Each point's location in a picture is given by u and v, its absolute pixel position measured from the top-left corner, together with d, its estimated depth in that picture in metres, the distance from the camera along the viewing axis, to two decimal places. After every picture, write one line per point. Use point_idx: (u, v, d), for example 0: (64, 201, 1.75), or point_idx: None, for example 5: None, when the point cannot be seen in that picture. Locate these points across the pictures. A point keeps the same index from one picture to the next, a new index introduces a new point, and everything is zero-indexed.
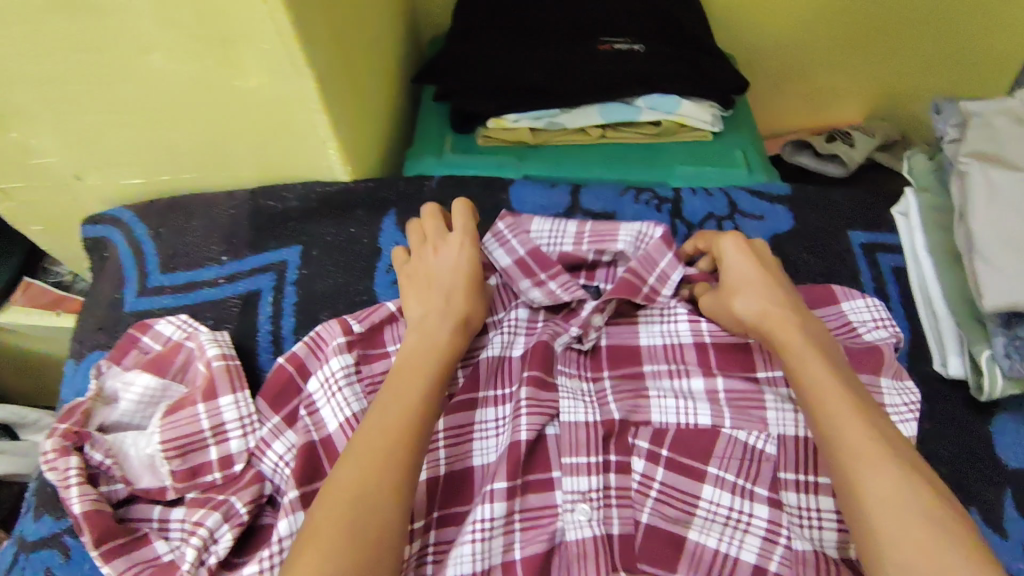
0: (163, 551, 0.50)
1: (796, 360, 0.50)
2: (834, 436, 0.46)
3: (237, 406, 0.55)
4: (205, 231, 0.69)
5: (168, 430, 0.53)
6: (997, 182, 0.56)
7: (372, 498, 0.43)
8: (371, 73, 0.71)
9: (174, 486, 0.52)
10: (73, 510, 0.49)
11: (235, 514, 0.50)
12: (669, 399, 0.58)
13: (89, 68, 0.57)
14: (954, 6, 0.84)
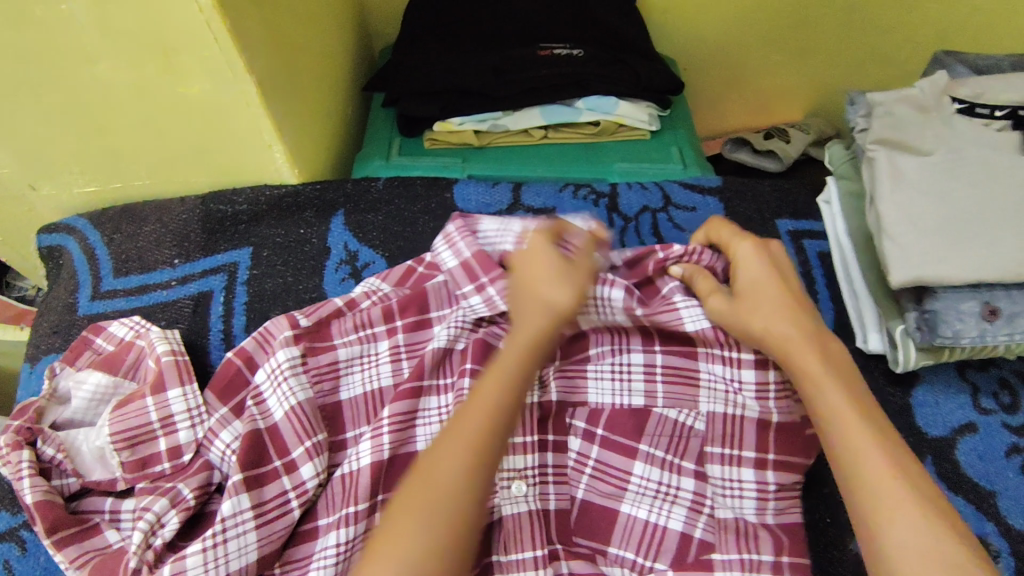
0: (114, 540, 0.51)
1: (814, 389, 0.49)
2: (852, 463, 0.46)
3: (185, 399, 0.55)
4: (157, 235, 0.71)
5: (117, 423, 0.54)
6: (902, 166, 0.60)
7: (437, 492, 0.42)
8: (317, 79, 0.74)
9: (124, 476, 0.53)
10: (25, 501, 0.51)
11: (182, 499, 0.51)
12: (606, 379, 0.60)
13: (34, 80, 0.60)
14: (878, 6, 0.89)
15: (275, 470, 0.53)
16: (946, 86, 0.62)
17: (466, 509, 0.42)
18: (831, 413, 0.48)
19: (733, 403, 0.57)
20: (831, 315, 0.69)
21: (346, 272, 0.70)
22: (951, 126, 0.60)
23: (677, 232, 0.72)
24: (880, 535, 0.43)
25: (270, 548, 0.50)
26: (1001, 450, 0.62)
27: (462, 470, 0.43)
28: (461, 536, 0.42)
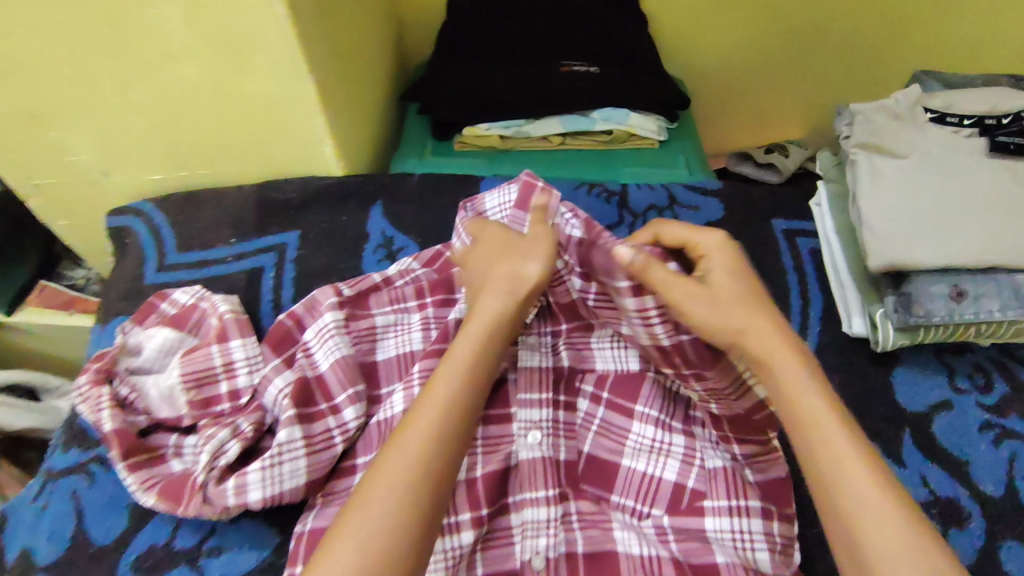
0: (177, 468, 0.59)
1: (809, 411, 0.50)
2: (842, 483, 0.47)
3: (244, 348, 0.64)
4: (216, 217, 0.80)
5: (186, 366, 0.62)
6: (880, 167, 0.68)
7: (370, 506, 0.46)
8: (363, 86, 0.83)
9: (189, 413, 0.61)
10: (103, 428, 0.58)
11: (240, 431, 0.58)
12: (607, 348, 0.69)
13: (124, 75, 0.69)
14: (869, 35, 0.97)
15: (322, 412, 0.60)
16: (918, 98, 0.71)
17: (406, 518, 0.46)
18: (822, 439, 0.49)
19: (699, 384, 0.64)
20: (819, 303, 0.76)
21: (383, 255, 0.78)
22: (921, 132, 0.68)
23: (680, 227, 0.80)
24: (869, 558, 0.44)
25: (316, 475, 0.57)
26: (974, 426, 0.69)
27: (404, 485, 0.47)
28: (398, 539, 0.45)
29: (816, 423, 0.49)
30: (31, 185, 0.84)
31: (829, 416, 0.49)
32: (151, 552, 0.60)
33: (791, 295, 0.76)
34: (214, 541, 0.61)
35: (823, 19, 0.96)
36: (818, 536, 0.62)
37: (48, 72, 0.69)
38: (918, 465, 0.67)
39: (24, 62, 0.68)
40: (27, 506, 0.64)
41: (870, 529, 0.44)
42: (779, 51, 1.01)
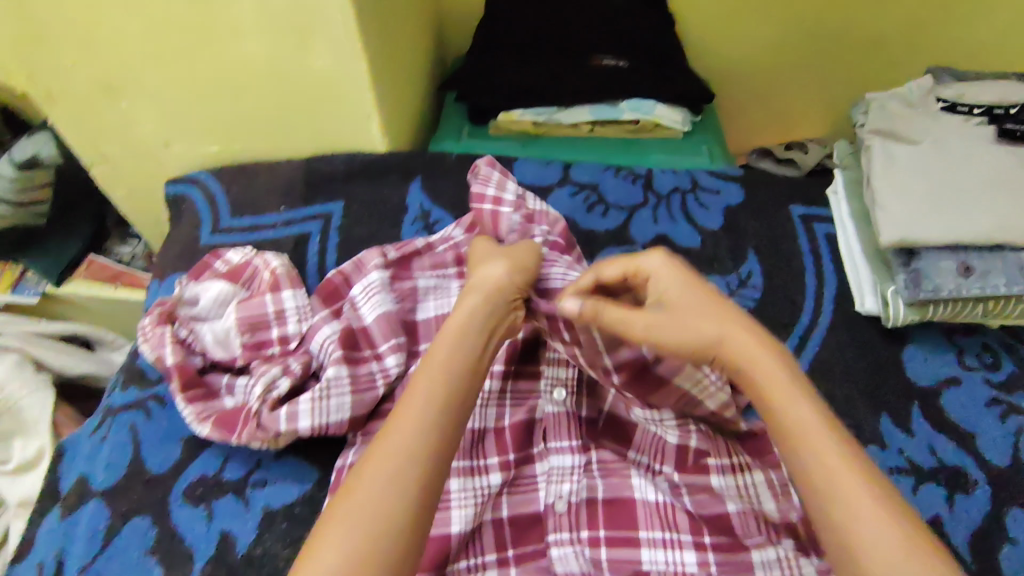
0: (230, 403, 0.64)
1: (789, 406, 0.48)
2: (835, 494, 0.44)
3: (296, 299, 0.69)
4: (267, 186, 0.86)
5: (241, 310, 0.68)
6: (893, 151, 0.72)
7: (365, 505, 0.46)
8: (406, 71, 0.89)
9: (243, 354, 0.67)
10: (166, 361, 0.64)
11: (290, 369, 0.64)
12: None
13: (193, 50, 0.76)
14: (891, 38, 1.02)
15: (366, 357, 0.65)
16: (931, 88, 0.76)
17: (396, 520, 0.45)
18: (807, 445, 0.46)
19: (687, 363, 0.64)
20: (834, 282, 0.79)
21: (421, 226, 0.84)
22: (933, 119, 0.73)
23: (700, 208, 0.84)
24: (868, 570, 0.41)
25: (359, 414, 0.62)
26: (981, 401, 0.71)
27: (389, 487, 0.46)
28: (389, 543, 0.45)
29: (807, 435, 0.47)
30: (96, 154, 0.91)
31: (817, 419, 0.47)
32: (201, 482, 0.65)
33: (806, 275, 0.80)
34: (260, 474, 0.66)
35: (845, 22, 1.00)
36: None
37: (124, 46, 0.76)
38: (926, 434, 0.70)
39: (103, 34, 0.75)
40: (86, 437, 0.70)
41: (866, 536, 0.42)
42: (802, 53, 1.06)
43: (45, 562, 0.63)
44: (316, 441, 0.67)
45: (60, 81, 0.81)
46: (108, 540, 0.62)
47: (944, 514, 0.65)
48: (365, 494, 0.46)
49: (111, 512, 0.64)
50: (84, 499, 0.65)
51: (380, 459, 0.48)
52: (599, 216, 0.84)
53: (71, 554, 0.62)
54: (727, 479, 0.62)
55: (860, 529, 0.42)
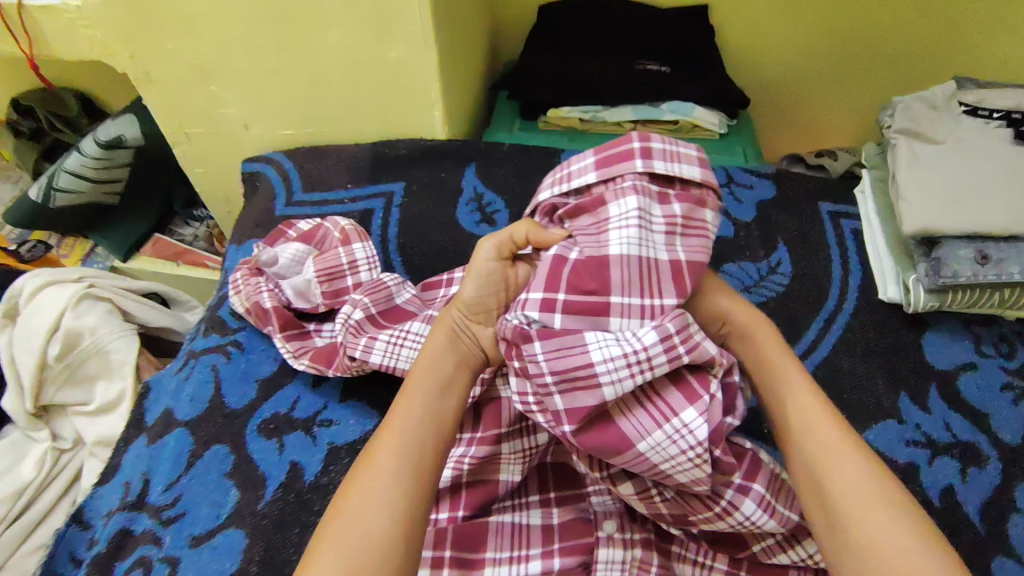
0: (321, 342, 0.76)
1: (780, 363, 0.60)
2: (813, 442, 0.55)
3: (365, 251, 0.79)
4: (335, 166, 0.94)
5: (320, 260, 0.76)
6: (917, 150, 0.79)
7: (362, 522, 0.48)
8: (465, 67, 0.98)
9: (323, 302, 0.76)
10: (265, 306, 0.75)
11: (359, 301, 0.72)
12: (619, 359, 0.52)
13: (283, 38, 0.85)
14: (919, 54, 1.08)
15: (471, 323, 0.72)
16: (954, 92, 0.81)
17: (393, 536, 0.48)
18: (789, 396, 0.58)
19: (653, 441, 0.53)
20: (859, 272, 0.84)
21: (475, 209, 0.91)
22: (956, 121, 0.79)
23: (735, 200, 0.91)
24: (839, 507, 0.51)
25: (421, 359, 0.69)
26: (996, 386, 0.76)
27: (383, 509, 0.49)
28: (388, 557, 0.47)
29: (790, 391, 0.58)
30: (182, 134, 1.00)
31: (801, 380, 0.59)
32: (274, 418, 0.72)
33: (833, 265, 0.85)
34: (326, 415, 0.72)
35: (877, 38, 1.07)
36: None
37: (221, 33, 0.85)
38: (943, 412, 0.74)
39: (206, 22, 0.84)
40: (170, 376, 0.77)
41: (837, 478, 0.52)
42: (834, 65, 1.12)
43: (132, 480, 0.69)
44: (376, 389, 0.74)
45: (159, 65, 0.91)
46: (191, 463, 0.69)
47: (957, 484, 0.69)
48: (359, 513, 0.48)
49: (193, 440, 0.71)
50: (169, 428, 0.72)
51: (365, 485, 0.50)
52: None
53: (156, 473, 0.69)
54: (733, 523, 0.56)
55: (843, 486, 0.51)
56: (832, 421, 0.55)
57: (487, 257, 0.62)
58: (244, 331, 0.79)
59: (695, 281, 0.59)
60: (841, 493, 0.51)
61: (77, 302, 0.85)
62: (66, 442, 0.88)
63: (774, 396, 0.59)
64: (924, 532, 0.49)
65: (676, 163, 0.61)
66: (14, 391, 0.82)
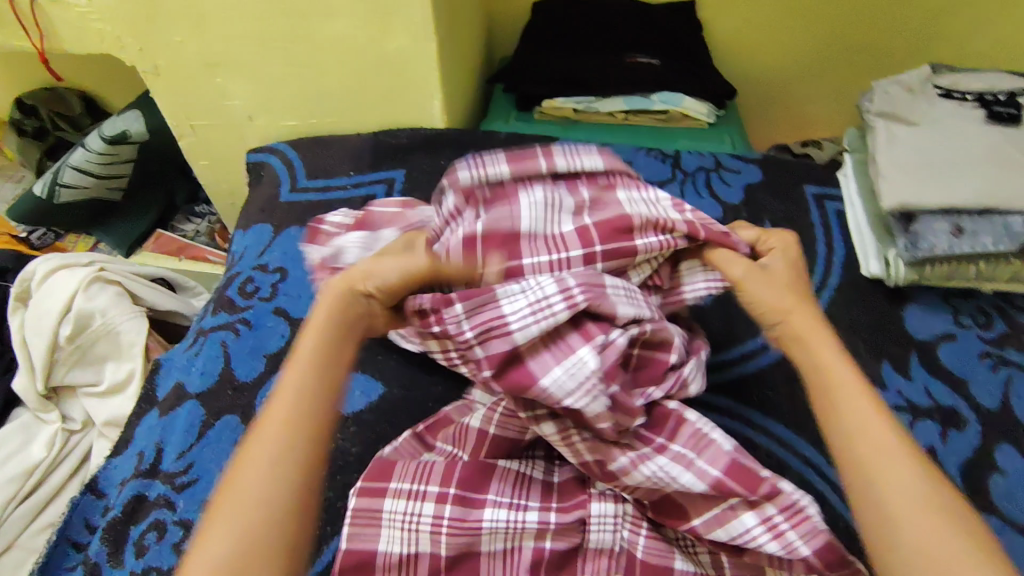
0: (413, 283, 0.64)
1: (821, 350, 0.56)
2: (858, 433, 0.51)
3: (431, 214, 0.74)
4: (339, 155, 0.97)
5: (399, 224, 0.72)
6: (896, 132, 0.84)
7: (244, 498, 0.46)
8: (462, 59, 1.01)
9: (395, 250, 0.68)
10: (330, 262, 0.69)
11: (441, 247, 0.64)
12: (523, 303, 0.57)
13: (289, 30, 0.88)
14: (898, 49, 1.13)
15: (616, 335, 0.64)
16: (929, 78, 0.88)
17: (281, 511, 0.46)
18: (835, 386, 0.54)
19: (556, 382, 0.54)
20: (843, 250, 0.88)
21: None
22: (931, 104, 0.85)
23: (723, 183, 0.95)
24: (881, 498, 0.47)
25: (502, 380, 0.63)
26: (974, 354, 0.79)
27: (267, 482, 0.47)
28: (271, 533, 0.45)
29: (838, 380, 0.54)
30: (187, 126, 1.03)
31: (846, 367, 0.55)
32: None
33: (818, 243, 0.89)
34: None
35: (859, 33, 1.11)
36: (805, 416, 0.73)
37: (228, 26, 0.89)
38: (924, 379, 0.77)
39: (214, 15, 0.88)
40: (180, 353, 0.80)
41: (884, 471, 0.48)
42: (817, 60, 1.17)
43: (146, 450, 0.72)
44: (381, 362, 0.77)
45: (167, 57, 0.94)
46: (202, 433, 0.72)
47: (938, 445, 0.72)
48: (245, 489, 0.46)
49: (204, 412, 0.73)
50: (180, 401, 0.74)
51: (250, 462, 0.47)
52: None
53: (169, 443, 0.71)
54: (644, 473, 0.56)
55: (891, 483, 0.48)
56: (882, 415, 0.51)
57: (389, 249, 0.62)
58: (252, 309, 0.82)
59: (609, 238, 0.62)
60: (888, 490, 0.47)
61: (88, 284, 0.88)
62: (75, 424, 0.88)
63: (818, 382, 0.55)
64: (971, 530, 0.45)
65: (578, 160, 0.69)
66: (27, 372, 0.84)
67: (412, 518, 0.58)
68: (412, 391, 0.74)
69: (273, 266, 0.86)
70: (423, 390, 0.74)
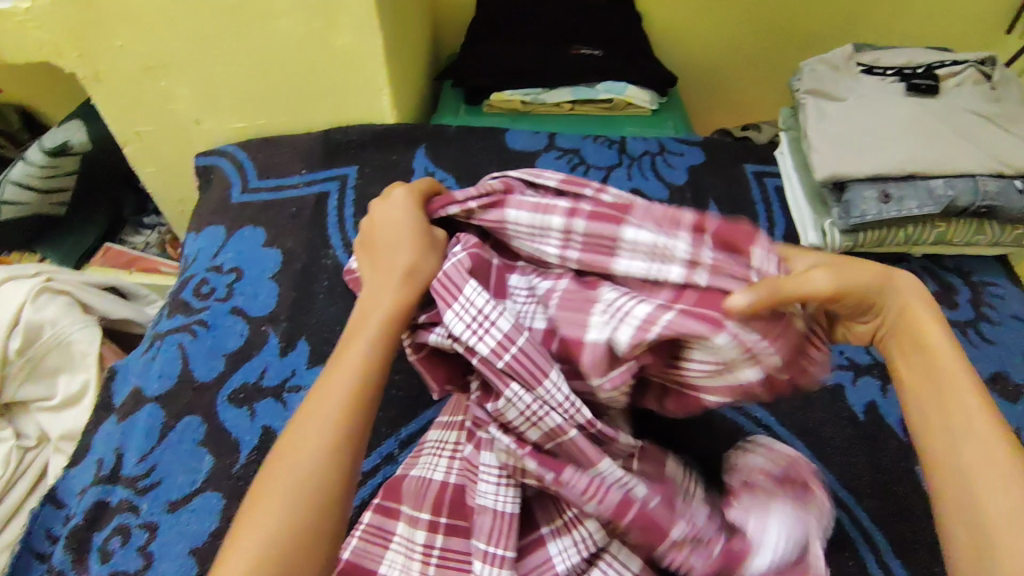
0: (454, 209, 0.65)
1: (930, 356, 0.51)
2: (959, 449, 0.47)
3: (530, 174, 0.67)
4: (289, 155, 0.98)
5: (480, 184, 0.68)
6: (824, 108, 0.89)
7: (299, 474, 0.49)
8: (409, 56, 1.03)
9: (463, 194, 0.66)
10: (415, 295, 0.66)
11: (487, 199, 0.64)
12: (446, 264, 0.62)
13: (231, 31, 0.88)
14: (824, 33, 1.19)
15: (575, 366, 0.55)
16: (852, 55, 0.93)
17: (328, 488, 0.49)
18: (931, 392, 0.50)
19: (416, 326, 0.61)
20: (783, 224, 0.92)
21: None
22: (855, 80, 0.90)
23: (668, 166, 0.98)
24: (982, 523, 0.44)
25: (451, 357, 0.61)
26: None
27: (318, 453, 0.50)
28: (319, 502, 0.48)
29: (946, 387, 0.50)
30: (132, 134, 1.02)
31: (958, 370, 0.50)
32: (243, 388, 0.75)
33: (760, 219, 0.93)
34: (295, 381, 0.75)
35: (789, 19, 1.17)
36: None
37: (169, 29, 0.88)
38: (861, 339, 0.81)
39: (153, 18, 0.87)
40: (137, 359, 0.79)
41: (987, 491, 0.45)
42: (750, 46, 1.22)
43: (105, 457, 0.70)
44: None
45: (109, 62, 0.92)
46: (163, 435, 0.71)
47: (880, 399, 0.76)
48: (295, 459, 0.49)
49: (165, 414, 0.72)
50: (139, 406, 0.73)
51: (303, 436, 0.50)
52: (581, 174, 0.97)
53: (130, 447, 0.70)
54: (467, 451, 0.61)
55: (991, 506, 0.45)
56: (992, 426, 0.48)
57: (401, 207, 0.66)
58: (209, 310, 0.81)
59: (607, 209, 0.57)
60: (990, 515, 0.44)
61: (36, 295, 0.86)
62: (29, 440, 0.84)
63: (921, 390, 0.51)
64: None
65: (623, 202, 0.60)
66: None
67: (442, 444, 0.64)
68: None
69: (228, 267, 0.86)
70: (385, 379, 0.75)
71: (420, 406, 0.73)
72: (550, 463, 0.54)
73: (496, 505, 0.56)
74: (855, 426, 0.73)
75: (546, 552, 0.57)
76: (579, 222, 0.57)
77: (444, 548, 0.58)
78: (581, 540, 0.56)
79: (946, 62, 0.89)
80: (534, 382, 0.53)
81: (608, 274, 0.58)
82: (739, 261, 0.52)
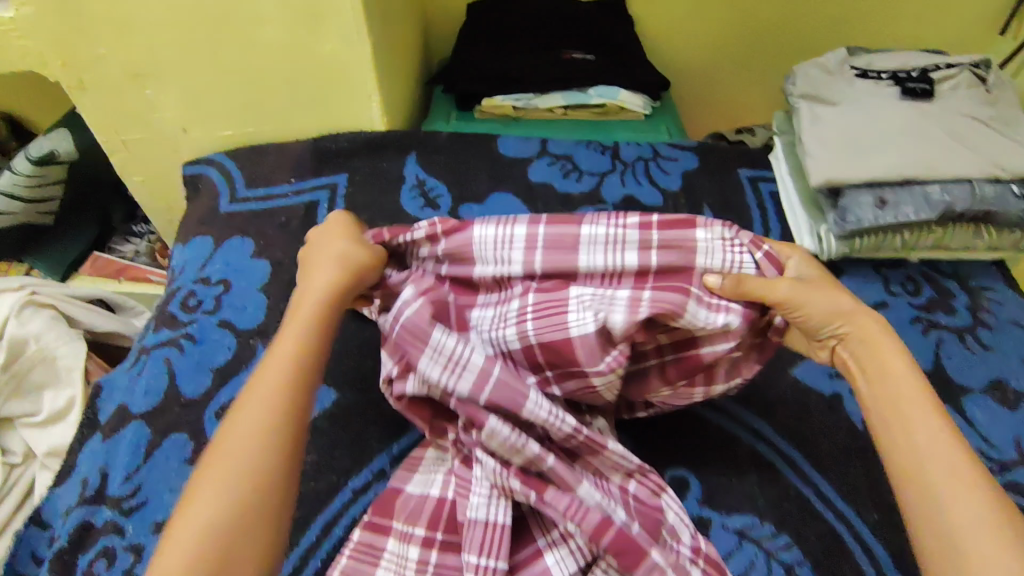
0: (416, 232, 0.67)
1: (886, 377, 0.55)
2: (925, 459, 0.50)
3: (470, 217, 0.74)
4: (278, 163, 0.96)
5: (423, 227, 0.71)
6: (819, 112, 0.88)
7: (234, 454, 0.50)
8: (398, 61, 1.02)
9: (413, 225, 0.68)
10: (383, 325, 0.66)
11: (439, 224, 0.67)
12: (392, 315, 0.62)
13: (218, 38, 0.87)
14: (818, 36, 1.18)
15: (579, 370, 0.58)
16: (846, 59, 0.93)
17: (262, 470, 0.50)
18: (894, 409, 0.54)
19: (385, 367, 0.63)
20: (778, 229, 0.91)
21: (418, 194, 0.94)
22: (849, 84, 0.89)
23: (662, 171, 0.97)
24: (949, 530, 0.47)
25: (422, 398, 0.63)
26: (907, 319, 0.82)
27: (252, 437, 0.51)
28: (256, 481, 0.49)
29: (908, 403, 0.53)
30: (118, 142, 1.00)
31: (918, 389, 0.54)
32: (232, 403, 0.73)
33: (755, 225, 0.92)
34: None
35: (782, 21, 1.16)
36: (754, 388, 0.76)
37: (153, 36, 0.87)
38: None
39: (137, 25, 0.85)
40: (123, 374, 0.77)
41: (953, 499, 0.48)
42: (744, 49, 1.21)
43: (90, 476, 0.69)
44: (332, 367, 0.76)
45: (93, 71, 0.91)
46: (149, 453, 0.69)
47: None
48: (230, 443, 0.50)
49: (151, 431, 0.71)
50: (124, 423, 0.72)
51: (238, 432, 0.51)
52: (574, 180, 0.96)
53: (114, 467, 0.69)
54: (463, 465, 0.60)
55: (958, 512, 0.47)
56: (951, 439, 0.51)
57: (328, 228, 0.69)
58: (196, 323, 0.80)
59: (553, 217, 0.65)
60: (956, 520, 0.47)
61: (19, 309, 0.84)
62: (15, 457, 0.82)
63: (884, 406, 0.54)
64: None
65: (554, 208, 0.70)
66: None
67: (439, 462, 0.64)
68: (366, 395, 0.74)
69: (215, 278, 0.84)
70: (376, 394, 0.74)
71: (412, 421, 0.72)
72: (535, 483, 0.56)
73: (488, 515, 0.56)
74: (853, 437, 0.72)
75: (543, 564, 0.56)
76: (541, 229, 0.64)
77: (437, 564, 0.57)
78: (578, 548, 0.56)
79: (940, 65, 0.88)
80: (516, 406, 0.56)
81: (573, 273, 0.63)
82: (682, 241, 0.62)
